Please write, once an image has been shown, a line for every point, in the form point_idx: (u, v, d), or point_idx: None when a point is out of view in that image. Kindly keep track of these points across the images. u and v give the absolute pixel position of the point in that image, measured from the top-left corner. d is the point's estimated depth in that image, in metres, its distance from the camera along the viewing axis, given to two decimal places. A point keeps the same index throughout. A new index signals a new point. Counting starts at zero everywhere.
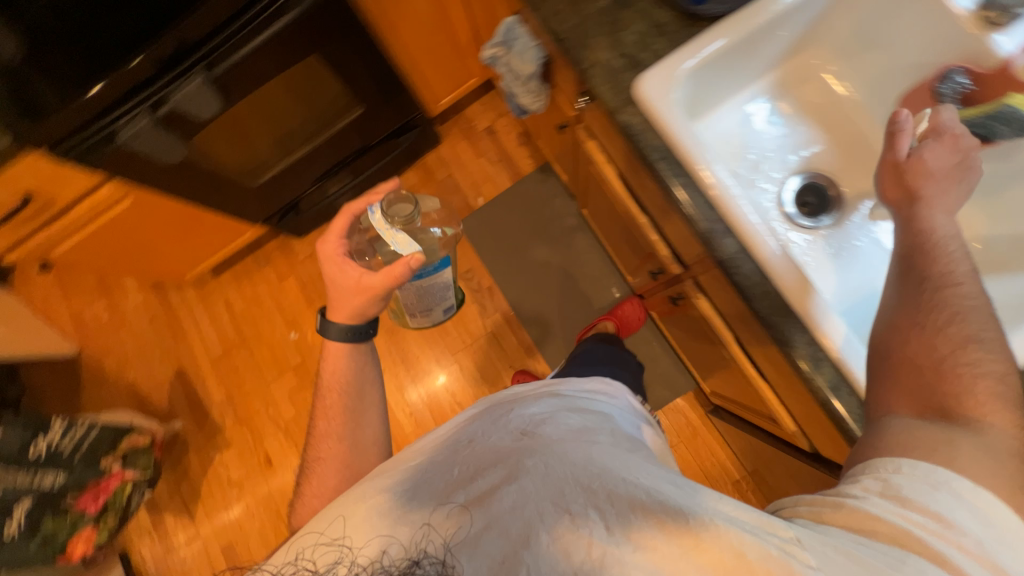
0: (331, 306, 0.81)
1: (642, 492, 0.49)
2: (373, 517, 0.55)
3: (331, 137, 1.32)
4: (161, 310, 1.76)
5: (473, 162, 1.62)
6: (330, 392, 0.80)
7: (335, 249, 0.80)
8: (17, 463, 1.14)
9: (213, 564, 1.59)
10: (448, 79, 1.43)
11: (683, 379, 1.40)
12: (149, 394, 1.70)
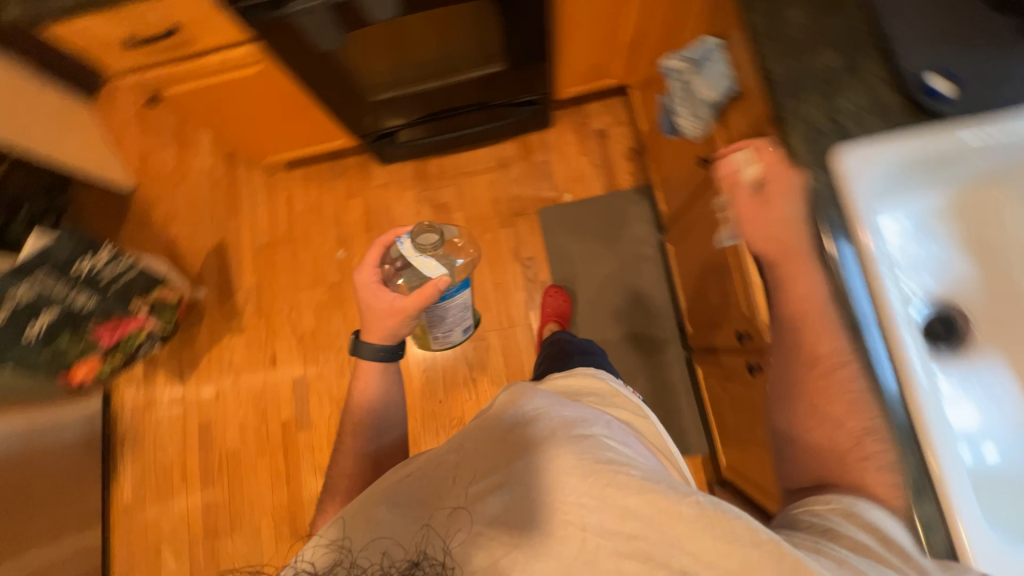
0: (366, 328, 0.90)
1: (636, 489, 0.50)
2: (371, 517, 0.54)
3: (461, 83, 1.30)
4: (224, 180, 1.76)
5: (575, 156, 1.60)
6: (349, 420, 0.87)
7: (370, 278, 0.90)
8: (60, 272, 1.14)
9: (186, 433, 1.62)
10: (589, 70, 1.40)
11: (697, 442, 1.37)
12: (186, 255, 1.71)
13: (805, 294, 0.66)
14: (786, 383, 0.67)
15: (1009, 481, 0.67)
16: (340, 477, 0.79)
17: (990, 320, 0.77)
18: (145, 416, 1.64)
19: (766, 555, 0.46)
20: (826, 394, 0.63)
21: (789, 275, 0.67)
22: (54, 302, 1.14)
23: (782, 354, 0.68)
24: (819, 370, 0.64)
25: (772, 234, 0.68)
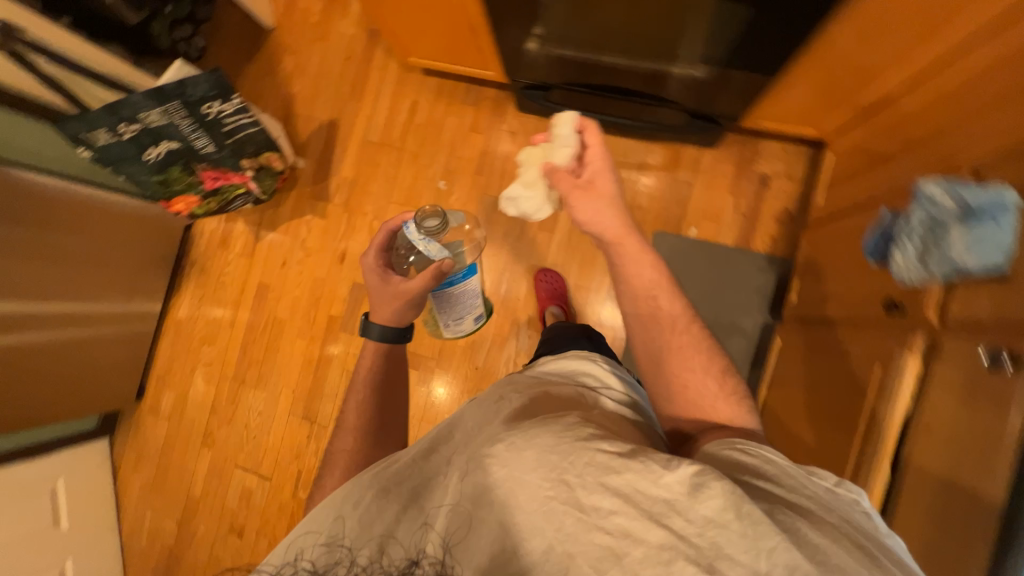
0: (373, 309, 0.97)
1: (607, 472, 0.53)
2: (372, 514, 0.61)
3: (651, 74, 1.11)
4: (359, 58, 1.65)
5: (722, 191, 1.41)
6: (353, 391, 0.93)
7: (373, 262, 0.96)
8: (190, 111, 1.12)
9: (246, 284, 1.70)
10: (795, 112, 1.17)
11: None
12: (298, 119, 1.67)
13: (636, 275, 0.88)
14: (647, 353, 0.84)
15: None
16: (335, 451, 0.86)
17: None
18: (217, 254, 1.73)
19: (730, 535, 0.49)
20: (666, 330, 0.83)
21: (622, 251, 0.90)
22: (175, 136, 1.14)
23: (639, 324, 0.86)
24: (655, 319, 0.84)
25: (599, 219, 0.92)
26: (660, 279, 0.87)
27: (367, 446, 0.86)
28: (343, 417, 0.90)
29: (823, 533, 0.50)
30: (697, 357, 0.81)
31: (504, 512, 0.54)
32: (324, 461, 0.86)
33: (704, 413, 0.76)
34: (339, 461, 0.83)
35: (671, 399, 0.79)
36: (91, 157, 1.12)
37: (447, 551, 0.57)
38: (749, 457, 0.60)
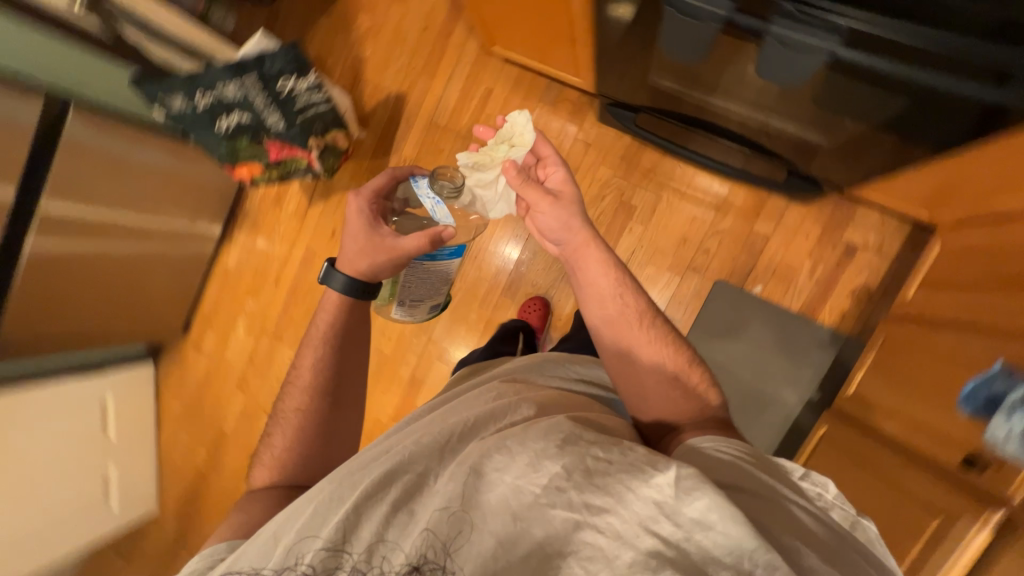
0: (342, 258, 0.88)
1: (602, 482, 0.52)
2: (365, 512, 0.55)
3: (756, 129, 1.01)
4: (437, 30, 1.54)
5: (798, 251, 1.31)
6: (307, 350, 0.90)
7: (357, 208, 0.87)
8: (267, 84, 1.13)
9: (295, 248, 1.72)
10: (906, 195, 1.05)
11: None
12: (366, 89, 1.60)
13: (598, 278, 0.88)
14: (614, 355, 0.85)
15: None
16: (288, 410, 0.86)
17: None
18: (270, 210, 1.74)
19: (704, 536, 0.48)
20: (641, 333, 0.84)
21: (587, 262, 0.89)
22: (251, 107, 1.12)
23: (608, 330, 0.86)
24: (629, 325, 0.84)
25: (563, 229, 0.90)
26: (625, 284, 0.88)
27: (322, 410, 0.86)
28: (296, 375, 0.88)
29: (783, 530, 0.52)
30: (661, 348, 0.83)
31: (498, 506, 0.52)
32: (275, 418, 0.87)
33: (666, 404, 0.79)
34: (293, 423, 0.84)
35: (650, 400, 0.80)
36: (165, 118, 1.11)
37: (449, 556, 0.50)
38: (727, 449, 0.63)
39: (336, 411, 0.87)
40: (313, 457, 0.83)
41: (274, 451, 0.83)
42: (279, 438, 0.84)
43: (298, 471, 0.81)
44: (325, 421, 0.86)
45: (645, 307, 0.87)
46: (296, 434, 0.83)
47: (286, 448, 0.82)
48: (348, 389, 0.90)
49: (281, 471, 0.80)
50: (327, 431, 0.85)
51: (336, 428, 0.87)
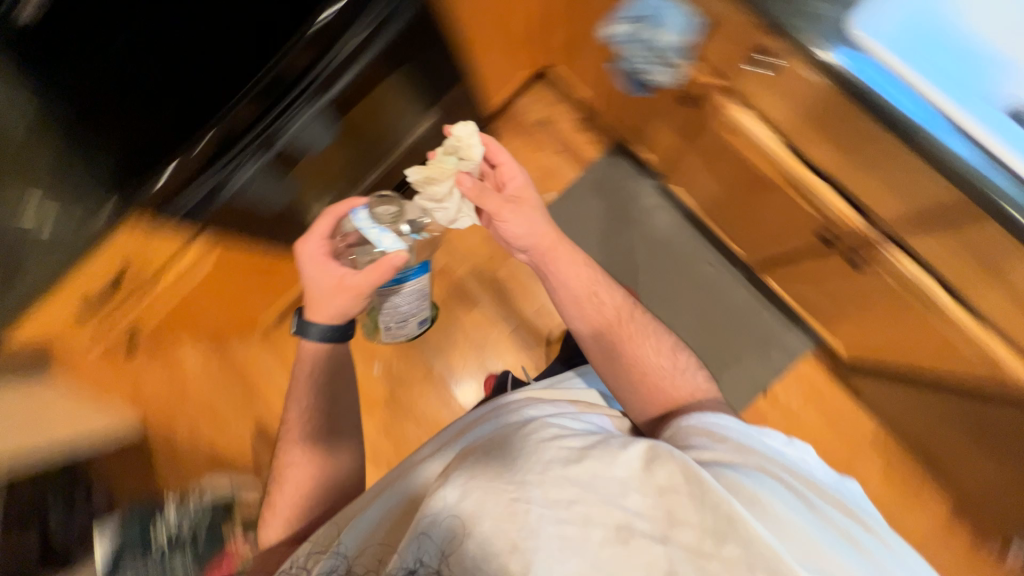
0: (310, 304, 0.92)
1: (585, 474, 0.58)
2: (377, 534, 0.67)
3: (381, 155, 1.26)
4: (233, 369, 1.48)
5: (535, 155, 1.55)
6: (296, 442, 0.96)
7: (317, 249, 0.88)
8: (144, 552, 1.15)
9: None
10: (503, 73, 1.31)
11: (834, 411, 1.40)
12: (210, 462, 1.42)
13: (582, 283, 0.97)
14: (606, 355, 0.94)
15: None
16: (283, 489, 0.94)
17: None
18: None
19: (686, 508, 0.55)
20: (633, 338, 0.94)
21: (563, 271, 0.97)
22: None
23: (593, 342, 0.95)
24: (619, 327, 0.95)
25: (529, 232, 0.95)
26: (603, 283, 0.98)
27: (313, 486, 0.93)
28: (286, 443, 0.97)
29: (785, 498, 0.61)
30: (657, 348, 0.94)
31: (499, 507, 0.55)
32: (275, 483, 0.95)
33: (655, 399, 0.89)
34: (288, 500, 0.92)
35: (632, 394, 0.91)
36: None
37: (443, 561, 0.54)
38: (717, 430, 0.74)
39: (328, 486, 0.94)
40: (310, 516, 0.91)
41: (280, 518, 0.91)
42: (281, 509, 0.92)
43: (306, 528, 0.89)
44: (315, 484, 0.93)
45: (625, 304, 0.98)
46: (294, 501, 0.92)
47: (292, 514, 0.91)
48: (343, 464, 0.97)
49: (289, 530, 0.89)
50: (319, 494, 0.93)
51: (321, 495, 0.93)
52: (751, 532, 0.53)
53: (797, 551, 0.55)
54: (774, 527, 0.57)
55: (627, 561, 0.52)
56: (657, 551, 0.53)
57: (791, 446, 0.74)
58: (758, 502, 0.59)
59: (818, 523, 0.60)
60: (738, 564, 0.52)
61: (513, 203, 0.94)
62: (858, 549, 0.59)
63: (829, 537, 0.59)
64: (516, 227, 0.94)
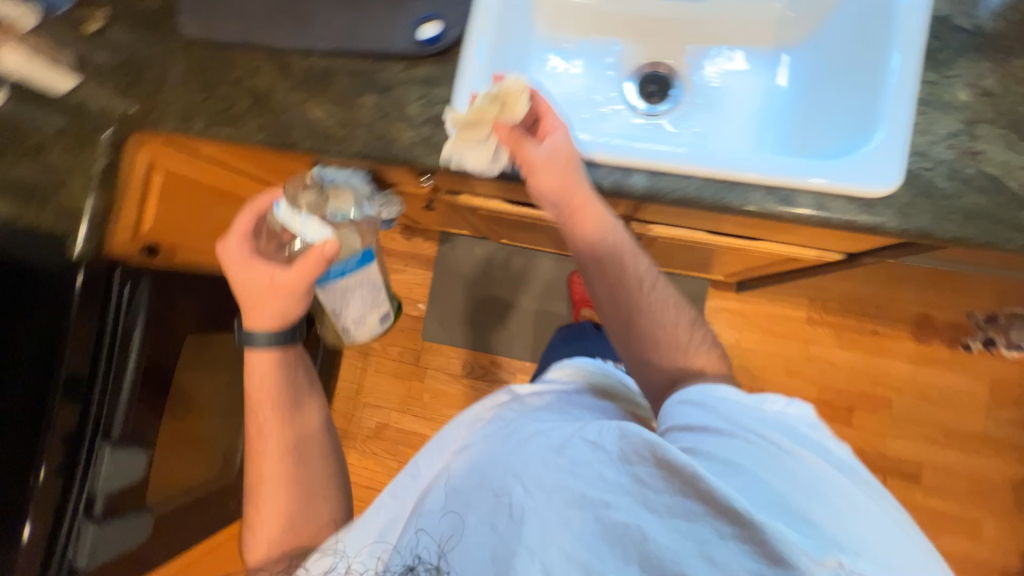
0: (245, 309, 0.70)
1: (554, 492, 0.51)
2: (362, 529, 0.62)
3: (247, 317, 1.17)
4: None
5: None
6: (252, 399, 0.72)
7: (239, 252, 0.68)
8: None
9: None
10: None
11: (799, 362, 1.39)
12: None
13: (601, 236, 0.66)
14: (617, 314, 0.68)
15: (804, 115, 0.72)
16: (261, 444, 0.69)
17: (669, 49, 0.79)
18: None
19: (645, 479, 0.49)
20: (626, 289, 0.67)
21: (596, 209, 0.64)
22: None
23: (604, 286, 0.68)
24: (620, 286, 0.68)
25: (559, 191, 0.62)
26: (631, 248, 0.68)
27: (294, 457, 0.69)
28: (257, 437, 0.70)
29: (772, 453, 0.51)
30: (665, 314, 0.68)
31: (473, 519, 0.53)
32: (254, 472, 0.69)
33: (664, 363, 0.67)
34: (268, 493, 0.67)
35: (639, 358, 0.68)
36: None
37: (445, 555, 0.52)
38: (706, 403, 0.58)
39: (307, 459, 0.70)
40: (311, 506, 0.68)
41: (262, 532, 0.66)
42: (266, 511, 0.66)
43: (305, 531, 0.66)
44: (297, 459, 0.69)
45: (648, 267, 0.70)
46: (286, 490, 0.67)
47: (278, 522, 0.66)
48: (312, 410, 0.73)
49: (274, 547, 0.65)
50: (303, 467, 0.69)
51: (315, 457, 0.71)
52: (711, 491, 0.45)
53: (780, 513, 0.45)
54: (744, 486, 0.48)
55: (549, 523, 0.49)
56: (626, 521, 0.47)
57: (790, 406, 0.58)
58: (732, 459, 0.51)
59: (807, 487, 0.48)
60: (696, 522, 0.46)
61: (549, 155, 0.62)
62: (845, 512, 0.47)
63: (805, 530, 0.44)
64: (566, 141, 0.62)
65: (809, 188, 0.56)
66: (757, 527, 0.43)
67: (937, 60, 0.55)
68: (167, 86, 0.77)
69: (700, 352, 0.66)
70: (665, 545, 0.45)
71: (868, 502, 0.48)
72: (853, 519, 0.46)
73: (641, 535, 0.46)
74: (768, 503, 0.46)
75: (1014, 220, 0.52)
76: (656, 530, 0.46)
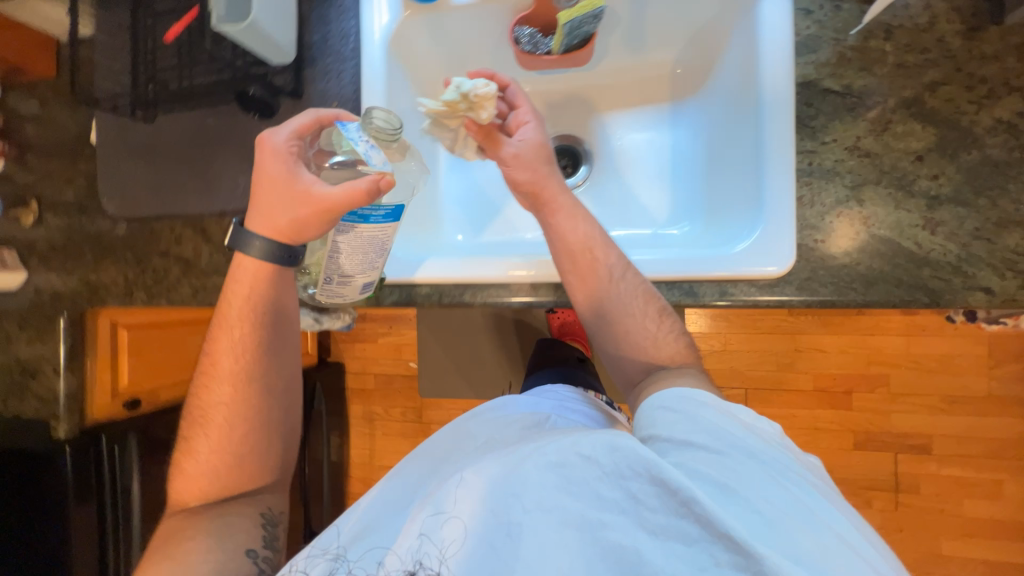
0: (257, 207, 0.55)
1: (574, 512, 0.41)
2: (349, 530, 0.51)
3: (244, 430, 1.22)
4: None
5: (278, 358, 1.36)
6: (223, 311, 0.61)
7: (285, 146, 0.53)
8: None
9: None
10: None
11: (790, 359, 1.37)
12: None
13: (571, 229, 0.58)
14: (587, 309, 0.59)
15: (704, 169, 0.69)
16: (217, 361, 0.61)
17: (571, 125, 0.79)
18: None
19: (642, 496, 0.41)
20: (599, 280, 0.57)
21: (570, 207, 0.59)
22: None
23: (578, 282, 0.58)
24: (592, 277, 0.57)
25: (523, 167, 0.59)
26: (603, 236, 0.58)
27: (251, 394, 0.61)
28: (212, 363, 0.61)
29: (796, 476, 0.42)
30: (632, 308, 0.57)
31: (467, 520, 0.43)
32: (194, 417, 0.61)
33: (639, 353, 0.59)
34: (213, 419, 0.60)
35: (612, 351, 0.61)
36: None
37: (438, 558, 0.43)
38: (686, 408, 0.48)
39: (269, 399, 0.62)
40: (255, 450, 0.61)
41: (191, 465, 0.61)
42: (204, 438, 0.60)
43: (235, 486, 0.61)
44: (254, 410, 0.61)
45: (618, 260, 0.58)
46: (232, 387, 0.60)
47: (217, 453, 0.60)
48: (286, 364, 0.64)
49: (203, 491, 0.60)
50: (259, 419, 0.61)
51: (275, 414, 0.63)
52: (708, 513, 0.38)
53: (776, 536, 0.38)
54: (740, 510, 0.39)
55: (538, 541, 0.41)
56: (622, 541, 0.40)
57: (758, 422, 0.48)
58: (728, 477, 0.41)
59: (803, 512, 0.39)
60: (694, 546, 0.38)
61: (517, 149, 0.58)
62: (845, 542, 0.38)
63: (812, 561, 0.36)
64: (536, 134, 0.59)
65: (713, 278, 0.56)
66: (754, 559, 0.36)
67: (812, 128, 0.55)
68: (103, 264, 0.79)
69: (664, 342, 0.58)
70: (663, 567, 0.38)
71: (859, 537, 0.39)
72: (857, 556, 0.37)
73: (636, 557, 0.39)
74: (769, 530, 0.38)
75: (912, 279, 0.52)
76: (652, 552, 0.39)
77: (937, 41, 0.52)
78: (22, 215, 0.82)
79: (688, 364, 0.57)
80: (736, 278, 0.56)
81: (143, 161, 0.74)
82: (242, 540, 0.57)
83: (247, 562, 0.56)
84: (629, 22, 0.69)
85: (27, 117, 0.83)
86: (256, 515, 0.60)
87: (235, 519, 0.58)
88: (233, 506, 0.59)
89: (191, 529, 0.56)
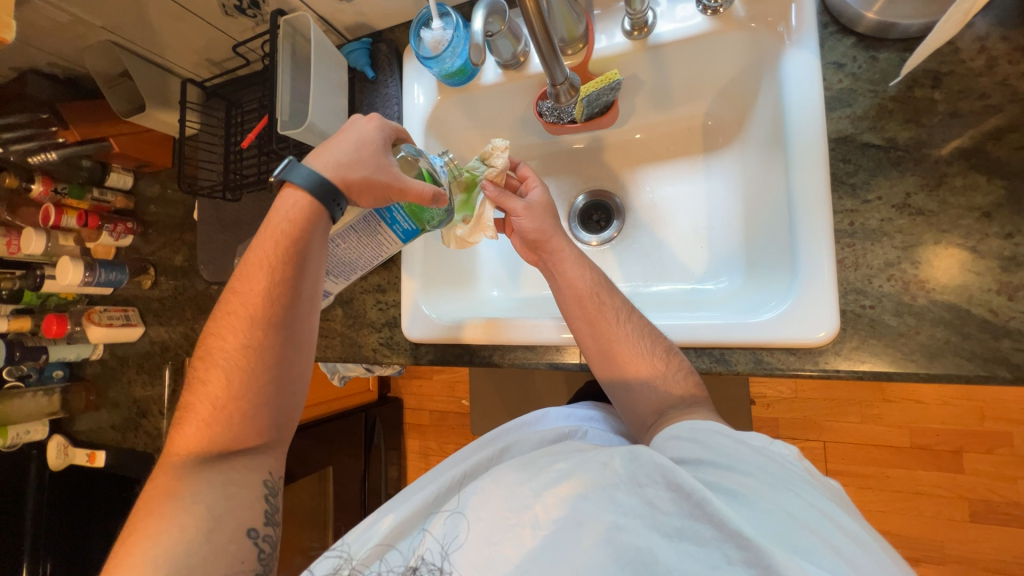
0: (329, 144, 0.57)
1: (592, 519, 0.42)
2: (374, 520, 0.53)
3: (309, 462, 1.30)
4: None
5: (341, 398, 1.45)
6: (261, 247, 0.57)
7: (389, 132, 0.59)
8: None
9: None
10: None
11: (884, 412, 1.19)
12: None
13: (578, 276, 0.60)
14: (593, 351, 0.58)
15: (747, 222, 0.64)
16: (242, 308, 0.57)
17: (599, 178, 0.76)
18: None
19: (658, 502, 0.41)
20: (606, 323, 0.57)
21: (574, 256, 0.61)
22: None
23: (586, 327, 0.58)
24: (599, 320, 0.57)
25: (533, 219, 0.62)
26: (607, 284, 0.59)
27: (273, 352, 0.56)
28: (237, 306, 0.57)
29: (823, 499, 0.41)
30: (637, 347, 0.57)
31: (481, 518, 0.45)
32: (207, 361, 0.57)
33: (648, 392, 0.56)
34: (230, 360, 0.56)
35: (619, 394, 0.59)
36: None
37: (447, 555, 0.45)
38: (697, 436, 0.48)
39: (290, 361, 0.58)
40: (267, 405, 0.56)
41: (198, 413, 0.55)
42: (214, 387, 0.55)
43: (239, 437, 0.55)
44: (276, 363, 0.57)
45: (622, 304, 0.58)
46: (250, 345, 0.56)
47: (225, 397, 0.55)
48: (315, 319, 0.60)
49: (205, 443, 0.54)
50: (279, 372, 0.57)
51: (296, 370, 0.59)
52: (721, 515, 0.38)
53: (790, 539, 0.37)
54: (751, 513, 0.39)
55: (552, 548, 0.42)
56: (636, 543, 0.40)
57: (774, 445, 0.47)
58: (737, 485, 0.42)
59: (814, 517, 0.39)
60: (708, 546, 0.38)
61: (528, 205, 0.62)
62: (856, 543, 0.38)
63: (824, 560, 0.35)
64: (544, 195, 0.64)
65: (745, 346, 0.54)
66: (761, 554, 0.36)
67: (851, 186, 0.52)
68: (201, 318, 0.91)
69: (671, 383, 0.55)
70: (678, 568, 0.38)
71: (864, 534, 0.39)
72: (864, 553, 0.37)
73: (649, 557, 0.39)
74: (783, 533, 0.37)
75: (988, 352, 0.46)
76: (665, 551, 0.39)
77: (998, 84, 0.49)
78: (143, 279, 0.96)
79: (696, 404, 0.54)
80: (782, 347, 0.52)
81: (230, 233, 0.84)
82: (239, 508, 0.52)
83: (247, 544, 0.52)
84: (652, 86, 0.67)
85: (150, 197, 0.98)
86: (257, 484, 0.55)
87: (231, 485, 0.53)
88: (229, 469, 0.54)
89: (189, 493, 0.51)
